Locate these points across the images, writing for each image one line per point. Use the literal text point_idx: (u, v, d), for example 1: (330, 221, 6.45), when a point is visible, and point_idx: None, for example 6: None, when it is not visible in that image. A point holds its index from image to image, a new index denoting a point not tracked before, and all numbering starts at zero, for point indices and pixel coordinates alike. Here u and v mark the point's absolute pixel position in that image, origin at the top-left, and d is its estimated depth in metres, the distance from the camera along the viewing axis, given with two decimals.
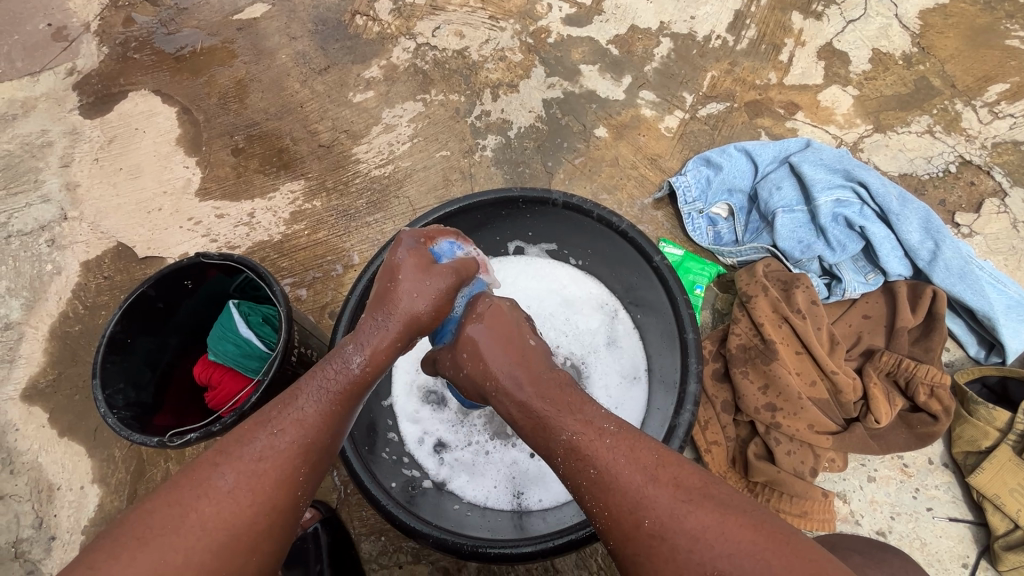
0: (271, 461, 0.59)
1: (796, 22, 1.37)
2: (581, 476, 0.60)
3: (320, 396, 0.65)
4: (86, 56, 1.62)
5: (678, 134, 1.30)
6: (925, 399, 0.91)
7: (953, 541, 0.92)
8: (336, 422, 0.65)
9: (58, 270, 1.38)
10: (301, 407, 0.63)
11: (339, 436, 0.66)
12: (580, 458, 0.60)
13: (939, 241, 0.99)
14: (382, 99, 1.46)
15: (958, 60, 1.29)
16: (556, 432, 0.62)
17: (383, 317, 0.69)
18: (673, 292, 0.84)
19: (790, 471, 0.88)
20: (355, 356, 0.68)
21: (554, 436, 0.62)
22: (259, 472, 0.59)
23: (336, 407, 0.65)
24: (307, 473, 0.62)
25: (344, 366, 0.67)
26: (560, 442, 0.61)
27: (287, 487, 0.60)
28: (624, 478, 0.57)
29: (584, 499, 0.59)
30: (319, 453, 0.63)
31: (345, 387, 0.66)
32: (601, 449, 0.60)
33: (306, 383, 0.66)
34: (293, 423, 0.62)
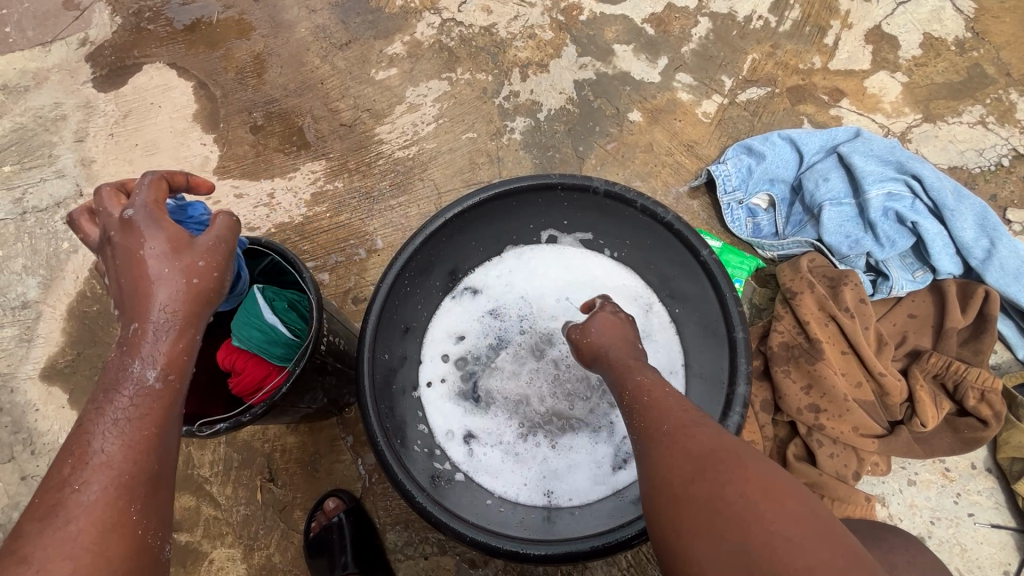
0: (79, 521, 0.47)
1: (844, 3, 1.30)
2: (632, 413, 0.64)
3: (114, 426, 0.52)
4: (98, 26, 1.56)
5: (716, 120, 1.25)
6: (974, 403, 0.88)
7: (995, 548, 0.90)
8: (148, 438, 0.53)
9: (74, 249, 1.35)
10: (89, 441, 0.51)
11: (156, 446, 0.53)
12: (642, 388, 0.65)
13: (994, 239, 0.95)
14: (406, 77, 1.41)
15: (1014, 47, 1.23)
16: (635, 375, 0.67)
17: (146, 321, 0.56)
18: (721, 288, 0.80)
19: (833, 474, 0.85)
20: (140, 369, 0.54)
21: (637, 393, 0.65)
22: (73, 537, 0.47)
23: (134, 421, 0.52)
24: (143, 507, 0.51)
25: (122, 380, 0.53)
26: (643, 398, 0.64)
27: (114, 536, 0.48)
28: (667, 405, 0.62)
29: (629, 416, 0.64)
30: (148, 484, 0.51)
31: (140, 394, 0.53)
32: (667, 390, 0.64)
33: (88, 414, 0.52)
34: (97, 469, 0.50)
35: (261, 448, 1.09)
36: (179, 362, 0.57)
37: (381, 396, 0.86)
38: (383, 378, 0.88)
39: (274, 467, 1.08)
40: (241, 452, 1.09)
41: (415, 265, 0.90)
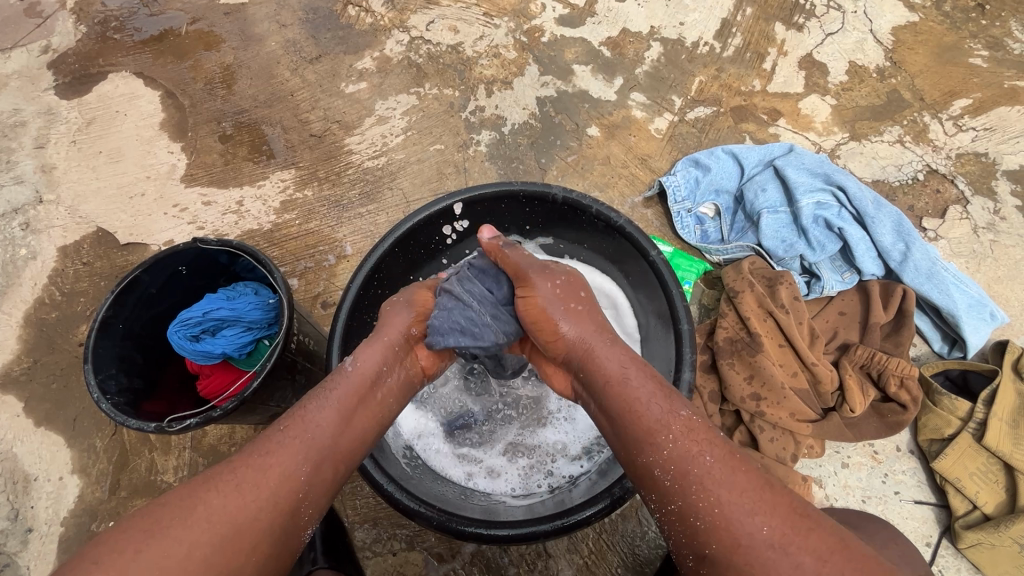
0: (275, 455, 0.62)
1: (779, 32, 1.43)
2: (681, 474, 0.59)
3: (320, 403, 0.68)
4: (62, 35, 1.57)
5: (667, 136, 1.35)
6: (895, 390, 0.98)
7: (918, 522, 0.98)
8: (336, 426, 0.67)
9: (33, 255, 1.33)
10: (307, 408, 0.67)
11: (340, 439, 0.67)
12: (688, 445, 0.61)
13: (910, 243, 1.06)
14: (375, 90, 1.46)
15: (926, 75, 1.38)
16: (671, 408, 0.64)
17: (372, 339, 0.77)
18: (668, 285, 0.87)
19: (773, 457, 0.93)
20: (348, 362, 0.74)
21: (664, 419, 0.63)
22: (263, 468, 0.61)
23: (335, 408, 0.68)
24: (310, 475, 0.63)
25: (342, 373, 0.72)
26: (676, 421, 0.63)
27: (288, 485, 0.61)
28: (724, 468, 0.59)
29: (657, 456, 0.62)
30: (323, 449, 0.65)
31: (345, 389, 0.70)
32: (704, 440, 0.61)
33: (309, 394, 0.70)
34: (297, 423, 0.65)
35: (227, 451, 1.14)
36: (375, 369, 0.74)
37: None
38: None
39: None
40: (207, 456, 1.13)
41: (384, 266, 0.94)
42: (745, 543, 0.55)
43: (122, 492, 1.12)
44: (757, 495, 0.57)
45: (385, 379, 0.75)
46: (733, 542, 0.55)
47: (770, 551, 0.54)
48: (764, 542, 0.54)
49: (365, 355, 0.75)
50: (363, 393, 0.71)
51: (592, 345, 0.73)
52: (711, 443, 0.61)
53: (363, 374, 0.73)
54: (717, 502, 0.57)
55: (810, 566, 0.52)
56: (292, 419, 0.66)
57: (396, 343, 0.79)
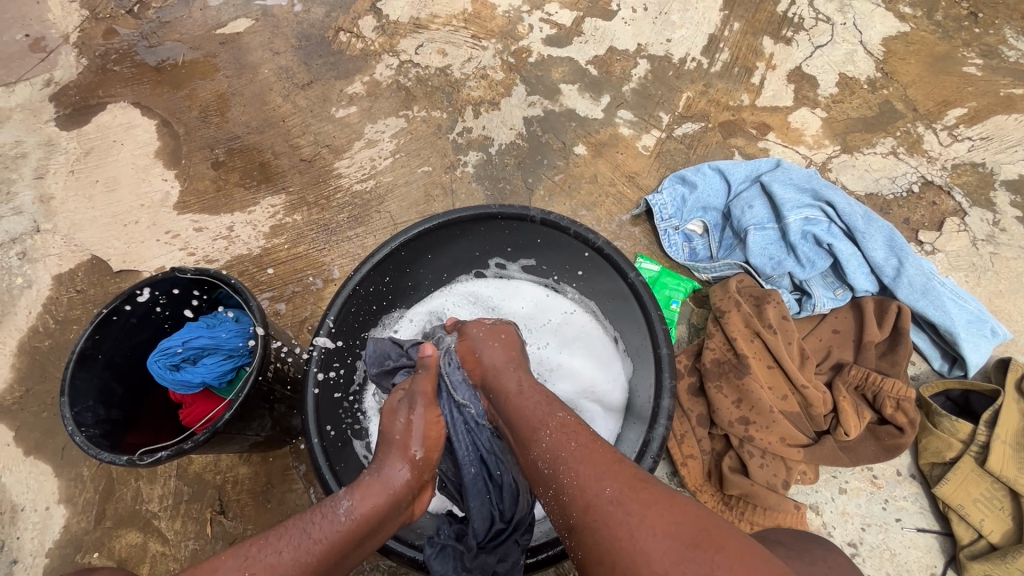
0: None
1: (767, 46, 1.42)
2: (558, 469, 0.60)
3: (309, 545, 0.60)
4: (64, 68, 1.61)
5: (654, 153, 1.33)
6: (891, 412, 0.94)
7: (921, 551, 0.93)
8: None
9: (28, 284, 1.35)
10: (286, 550, 0.59)
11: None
12: (565, 432, 0.64)
13: (903, 258, 1.03)
14: (365, 114, 1.47)
15: (919, 85, 1.36)
16: (552, 409, 0.69)
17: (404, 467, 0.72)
18: (648, 308, 0.85)
19: (764, 484, 0.90)
20: (345, 502, 0.66)
21: (548, 415, 0.68)
22: None
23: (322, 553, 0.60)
24: None
25: (335, 514, 0.64)
26: (552, 419, 0.67)
27: None
28: (595, 456, 0.59)
29: (556, 476, 0.60)
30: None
31: (334, 536, 0.62)
32: (581, 431, 0.64)
33: (294, 523, 0.62)
34: (270, 566, 0.57)
35: (212, 480, 1.13)
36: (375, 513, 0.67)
37: (328, 426, 0.88)
38: (330, 395, 0.90)
39: (225, 500, 1.11)
40: (191, 485, 1.12)
41: (361, 293, 0.93)
42: (597, 503, 0.54)
43: (108, 522, 1.11)
44: (616, 466, 0.58)
45: (383, 526, 0.68)
46: (585, 502, 0.55)
47: (610, 506, 0.53)
48: (607, 501, 0.54)
49: (366, 501, 0.67)
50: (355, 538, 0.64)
51: (500, 371, 0.79)
52: (579, 431, 0.63)
53: (359, 523, 0.65)
54: (577, 475, 0.58)
55: (639, 513, 0.51)
56: (274, 561, 0.57)
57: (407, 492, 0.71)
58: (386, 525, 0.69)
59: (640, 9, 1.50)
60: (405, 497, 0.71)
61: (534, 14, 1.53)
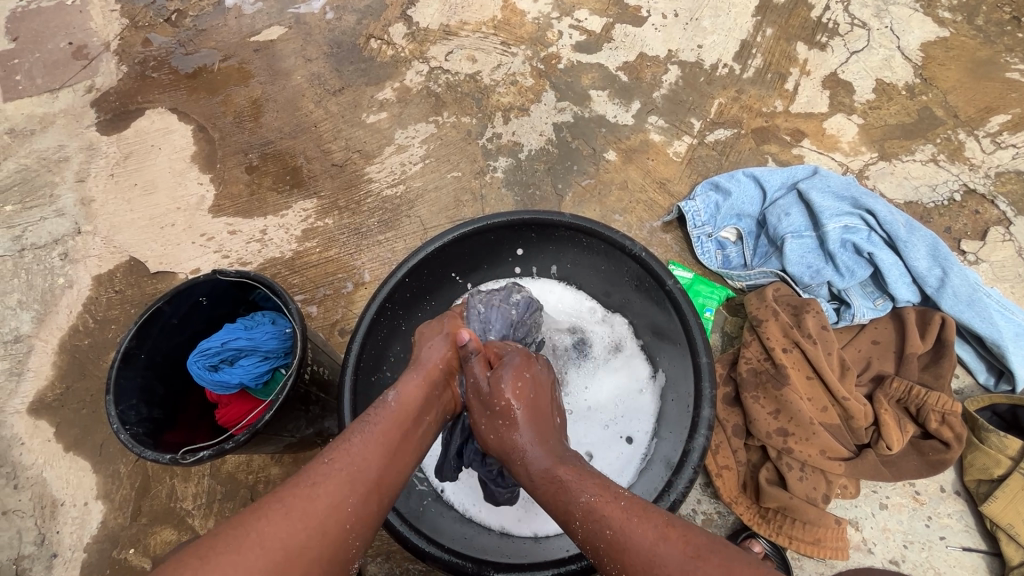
0: (326, 483, 0.59)
1: (801, 52, 1.40)
2: (601, 558, 0.56)
3: (369, 435, 0.65)
4: (105, 74, 1.66)
5: (686, 159, 1.32)
6: (936, 426, 0.91)
7: (968, 571, 0.90)
8: (393, 453, 0.65)
9: (70, 284, 1.39)
10: (352, 440, 0.64)
11: (389, 470, 0.64)
12: (596, 520, 0.57)
13: (947, 268, 1.00)
14: (395, 120, 1.49)
15: (960, 92, 1.33)
16: (574, 493, 0.61)
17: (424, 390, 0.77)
18: (686, 315, 0.84)
19: (803, 498, 0.88)
20: (390, 392, 0.71)
21: (571, 499, 0.61)
22: (313, 496, 0.57)
23: (385, 442, 0.65)
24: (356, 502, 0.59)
25: (385, 403, 0.70)
26: (577, 507, 0.60)
27: (336, 514, 0.57)
28: (638, 534, 0.55)
29: (603, 562, 0.57)
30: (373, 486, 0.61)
31: (389, 416, 0.68)
32: (614, 510, 0.58)
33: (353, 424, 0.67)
34: (341, 453, 0.62)
35: (244, 479, 1.14)
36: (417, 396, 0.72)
37: None
38: (366, 401, 0.91)
39: (257, 500, 1.13)
40: (225, 484, 1.14)
41: (397, 298, 0.94)
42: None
43: (143, 518, 1.13)
44: (667, 546, 0.53)
45: (424, 421, 0.71)
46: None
47: None
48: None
49: (407, 385, 0.72)
50: (407, 418, 0.69)
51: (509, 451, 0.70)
52: (611, 515, 0.57)
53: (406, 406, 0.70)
54: (624, 568, 0.54)
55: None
56: (336, 450, 0.63)
57: (438, 378, 0.76)
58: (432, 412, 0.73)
59: (670, 16, 1.49)
60: (443, 376, 0.77)
61: (564, 21, 1.53)
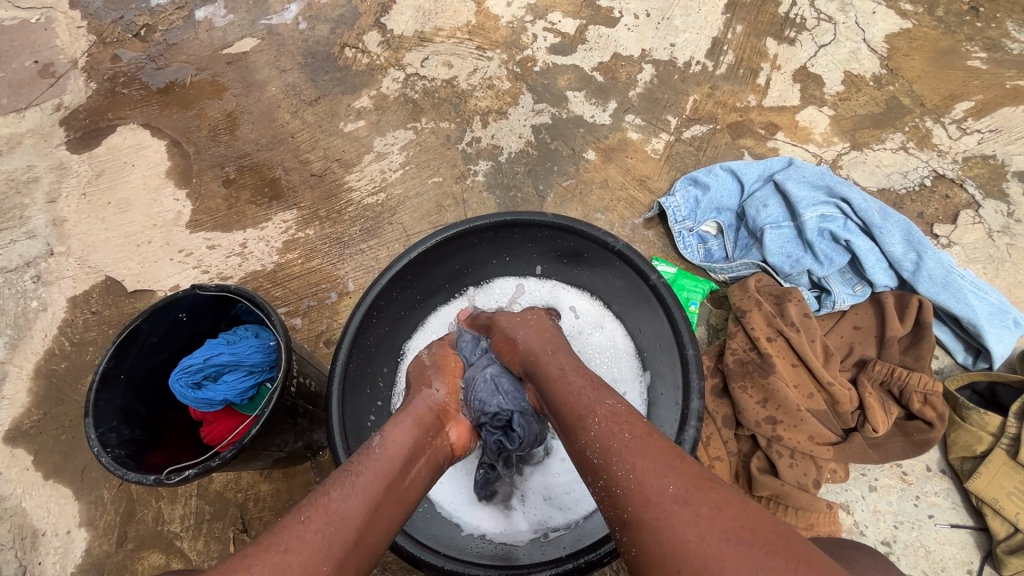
0: (301, 546, 0.53)
1: (771, 47, 1.43)
2: (610, 454, 0.58)
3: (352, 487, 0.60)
4: (73, 92, 1.63)
5: (664, 156, 1.34)
6: (919, 407, 0.93)
7: (957, 548, 0.92)
8: (376, 512, 0.60)
9: (44, 307, 1.35)
10: (332, 494, 0.59)
11: (373, 526, 0.59)
12: (612, 429, 0.60)
13: (921, 252, 1.03)
14: (373, 128, 1.48)
15: (924, 81, 1.36)
16: (595, 398, 0.65)
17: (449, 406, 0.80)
18: (672, 309, 0.85)
19: (794, 484, 0.89)
20: (376, 438, 0.69)
21: (585, 416, 0.63)
22: (286, 564, 0.51)
23: (367, 493, 0.60)
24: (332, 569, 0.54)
25: (369, 452, 0.66)
26: (596, 412, 0.63)
27: None
28: (651, 449, 0.57)
29: (608, 467, 0.57)
30: (353, 542, 0.56)
31: (375, 467, 0.64)
32: (634, 421, 0.61)
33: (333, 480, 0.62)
34: (319, 509, 0.57)
35: (233, 498, 1.12)
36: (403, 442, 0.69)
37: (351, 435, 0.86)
38: (355, 412, 0.89)
39: (247, 518, 1.10)
40: (213, 504, 1.12)
41: (382, 304, 0.93)
42: (658, 501, 0.52)
43: (129, 544, 1.10)
44: (676, 465, 0.54)
45: (414, 463, 0.68)
46: (645, 498, 0.52)
47: (673, 503, 0.51)
48: (670, 500, 0.51)
49: (394, 432, 0.69)
50: (394, 468, 0.65)
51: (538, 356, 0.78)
52: (633, 421, 0.60)
53: (391, 454, 0.66)
54: (632, 470, 0.55)
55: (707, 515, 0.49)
56: (315, 508, 0.57)
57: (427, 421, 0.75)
58: (417, 464, 0.69)
59: (642, 15, 1.51)
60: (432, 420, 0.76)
61: (538, 24, 1.54)
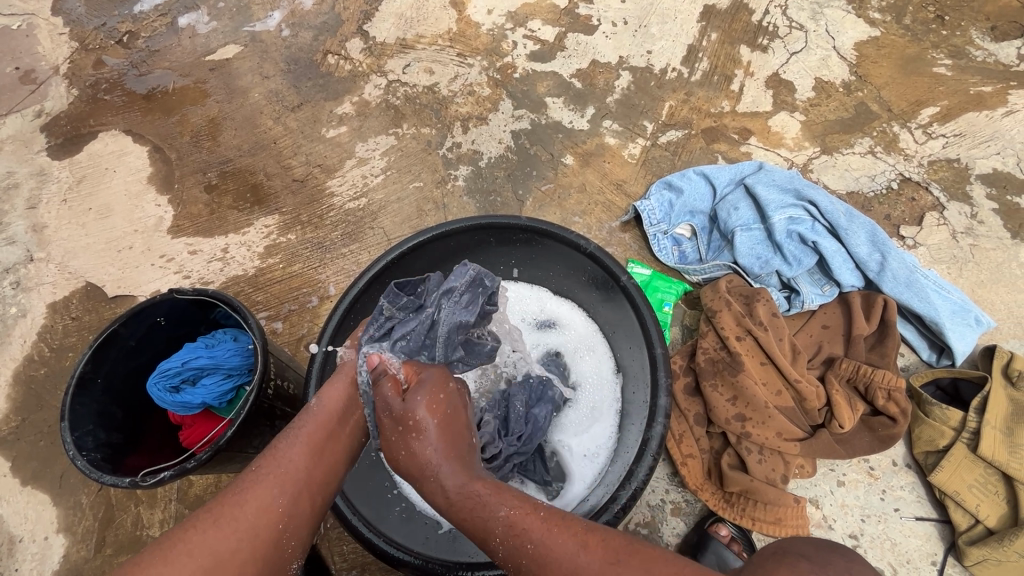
0: (252, 490, 0.61)
1: (744, 54, 1.47)
2: (524, 571, 0.57)
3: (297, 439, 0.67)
4: (55, 98, 1.63)
5: (641, 160, 1.37)
6: (883, 402, 0.96)
7: (921, 539, 0.95)
8: (321, 454, 0.67)
9: (23, 313, 1.35)
10: (278, 447, 0.66)
11: (323, 467, 0.67)
12: (517, 534, 0.57)
13: (885, 253, 1.06)
14: (355, 133, 1.50)
15: (892, 87, 1.41)
16: (493, 507, 0.60)
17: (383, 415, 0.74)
18: (641, 309, 0.87)
19: (763, 479, 0.91)
20: (314, 399, 0.74)
21: (490, 515, 0.59)
22: (239, 502, 0.59)
23: (310, 440, 0.67)
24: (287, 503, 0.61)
25: (310, 408, 0.72)
26: (498, 520, 0.59)
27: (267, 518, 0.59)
28: (558, 549, 0.56)
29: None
30: (303, 482, 0.63)
31: (315, 418, 0.70)
32: (533, 523, 0.58)
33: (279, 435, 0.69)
34: (267, 459, 0.64)
35: (213, 502, 1.12)
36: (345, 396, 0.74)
37: None
38: None
39: None
40: (192, 508, 1.12)
41: (359, 306, 0.94)
42: None
43: (108, 549, 1.10)
44: (586, 556, 0.54)
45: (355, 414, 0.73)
46: None
47: None
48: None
49: (332, 389, 0.74)
50: (338, 418, 0.71)
51: (424, 467, 0.63)
52: (531, 525, 0.58)
53: (331, 407, 0.72)
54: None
55: None
56: (263, 458, 0.65)
57: None
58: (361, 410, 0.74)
59: (620, 23, 1.55)
60: None
61: (518, 31, 1.57)
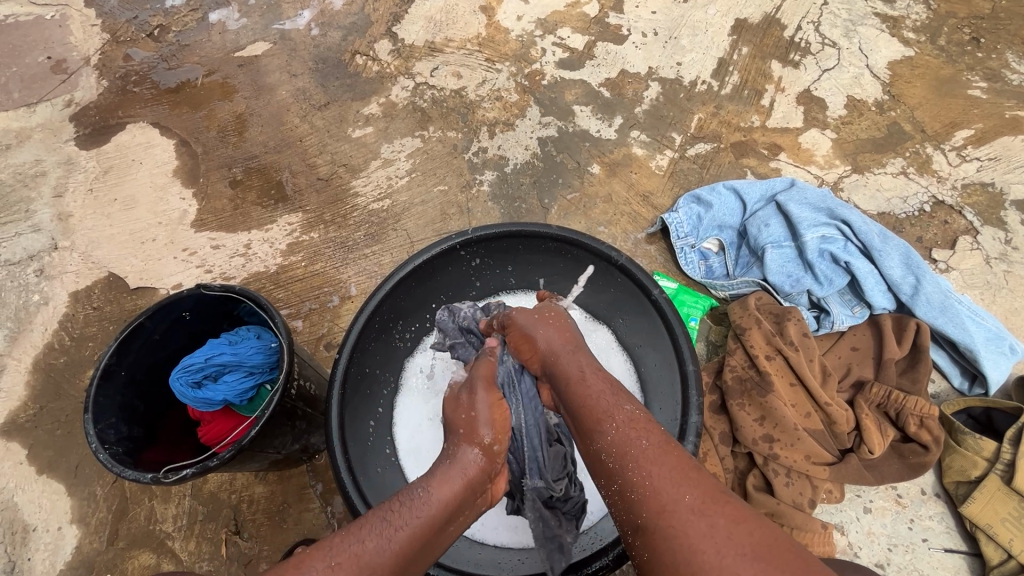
0: (384, 554, 0.56)
1: (776, 69, 1.46)
2: (624, 485, 0.57)
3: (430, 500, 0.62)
4: (84, 89, 1.64)
5: (668, 172, 1.35)
6: (915, 429, 0.94)
7: (949, 572, 0.92)
8: (447, 522, 0.62)
9: (45, 301, 1.35)
10: (410, 502, 0.61)
11: (442, 537, 0.62)
12: (622, 450, 0.59)
13: (920, 276, 1.04)
14: (381, 134, 1.50)
15: (925, 107, 1.39)
16: (602, 420, 0.63)
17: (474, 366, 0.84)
18: (672, 323, 0.86)
19: (789, 503, 0.90)
20: (472, 451, 0.69)
21: (597, 430, 0.63)
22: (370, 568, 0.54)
23: (445, 505, 0.62)
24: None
25: (464, 461, 0.68)
26: (620, 412, 0.63)
27: None
28: (664, 468, 0.56)
29: (623, 496, 0.57)
30: (422, 552, 0.59)
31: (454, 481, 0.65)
32: (642, 439, 0.60)
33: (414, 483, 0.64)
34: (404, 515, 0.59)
35: (227, 499, 1.11)
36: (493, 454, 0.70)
37: (350, 438, 0.87)
38: (354, 418, 0.90)
39: (241, 520, 1.10)
40: (206, 505, 1.11)
41: (384, 310, 0.94)
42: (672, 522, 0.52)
43: (121, 542, 1.10)
44: (689, 487, 0.54)
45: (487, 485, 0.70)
46: (660, 509, 0.53)
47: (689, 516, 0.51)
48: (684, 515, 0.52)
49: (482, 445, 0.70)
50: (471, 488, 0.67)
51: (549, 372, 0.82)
52: (649, 431, 0.60)
53: (474, 470, 0.68)
54: (647, 491, 0.55)
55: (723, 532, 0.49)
56: (397, 511, 0.60)
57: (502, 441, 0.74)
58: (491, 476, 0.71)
59: (650, 34, 1.54)
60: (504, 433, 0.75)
61: (547, 38, 1.57)
